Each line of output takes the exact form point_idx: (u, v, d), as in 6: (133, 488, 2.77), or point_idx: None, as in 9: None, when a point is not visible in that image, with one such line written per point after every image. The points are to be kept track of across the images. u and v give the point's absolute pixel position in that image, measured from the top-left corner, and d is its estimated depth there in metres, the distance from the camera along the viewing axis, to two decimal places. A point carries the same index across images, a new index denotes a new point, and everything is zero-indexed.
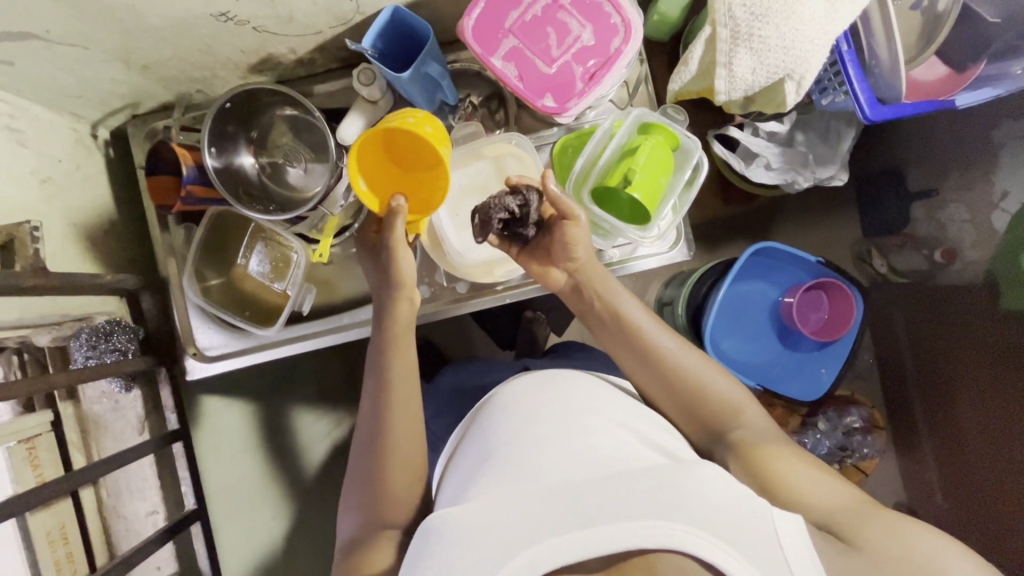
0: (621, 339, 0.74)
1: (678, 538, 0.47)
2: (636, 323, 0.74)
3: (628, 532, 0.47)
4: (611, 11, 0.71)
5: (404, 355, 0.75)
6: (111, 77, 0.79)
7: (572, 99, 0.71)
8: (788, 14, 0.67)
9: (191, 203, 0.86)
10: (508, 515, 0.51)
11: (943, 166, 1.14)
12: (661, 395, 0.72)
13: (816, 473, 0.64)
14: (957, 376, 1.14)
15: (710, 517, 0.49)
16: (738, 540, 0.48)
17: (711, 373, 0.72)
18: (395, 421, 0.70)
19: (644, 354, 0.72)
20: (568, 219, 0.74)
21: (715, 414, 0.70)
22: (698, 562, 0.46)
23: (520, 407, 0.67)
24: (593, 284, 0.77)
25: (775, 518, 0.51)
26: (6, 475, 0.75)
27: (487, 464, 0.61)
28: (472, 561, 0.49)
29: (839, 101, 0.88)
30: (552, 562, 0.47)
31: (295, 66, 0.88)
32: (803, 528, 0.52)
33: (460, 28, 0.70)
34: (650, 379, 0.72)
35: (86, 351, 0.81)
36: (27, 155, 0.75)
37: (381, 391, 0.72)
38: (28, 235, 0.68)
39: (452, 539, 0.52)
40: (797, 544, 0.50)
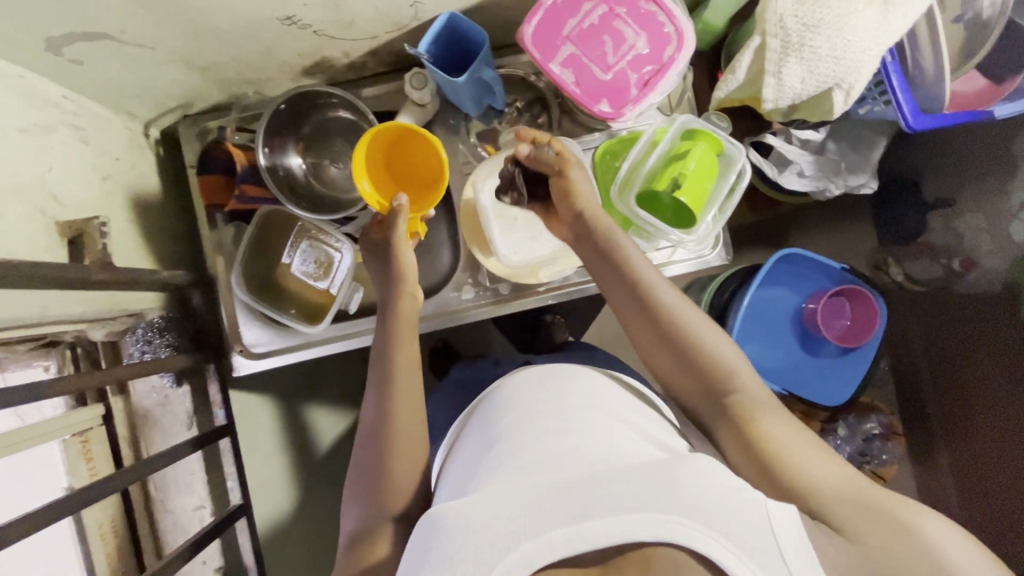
0: (618, 287, 0.72)
1: (673, 531, 0.48)
2: (637, 272, 0.72)
3: (623, 527, 0.48)
4: (665, 20, 0.73)
5: (406, 350, 0.75)
6: (171, 78, 0.80)
7: (627, 105, 0.73)
8: (841, 25, 0.69)
9: (244, 202, 0.89)
10: (507, 508, 0.51)
11: (960, 178, 1.14)
12: (653, 345, 0.70)
13: (808, 447, 0.61)
14: (973, 381, 1.17)
15: (708, 509, 0.49)
16: (732, 531, 0.48)
17: (709, 332, 0.69)
18: (396, 414, 0.71)
19: (640, 304, 0.70)
20: (557, 171, 0.78)
21: (711, 372, 0.67)
22: (694, 556, 0.47)
23: (518, 402, 0.68)
24: (592, 231, 0.75)
25: (769, 510, 0.51)
26: (61, 468, 0.78)
27: (485, 458, 0.62)
28: (466, 553, 0.49)
29: (878, 110, 0.90)
30: (549, 557, 0.47)
31: (345, 69, 0.90)
32: (797, 518, 0.52)
33: (520, 35, 0.72)
34: (645, 331, 0.70)
35: (141, 346, 0.82)
36: (89, 152, 0.77)
37: (381, 382, 0.73)
38: (96, 231, 0.71)
39: (449, 532, 0.51)
40: (789, 531, 0.50)
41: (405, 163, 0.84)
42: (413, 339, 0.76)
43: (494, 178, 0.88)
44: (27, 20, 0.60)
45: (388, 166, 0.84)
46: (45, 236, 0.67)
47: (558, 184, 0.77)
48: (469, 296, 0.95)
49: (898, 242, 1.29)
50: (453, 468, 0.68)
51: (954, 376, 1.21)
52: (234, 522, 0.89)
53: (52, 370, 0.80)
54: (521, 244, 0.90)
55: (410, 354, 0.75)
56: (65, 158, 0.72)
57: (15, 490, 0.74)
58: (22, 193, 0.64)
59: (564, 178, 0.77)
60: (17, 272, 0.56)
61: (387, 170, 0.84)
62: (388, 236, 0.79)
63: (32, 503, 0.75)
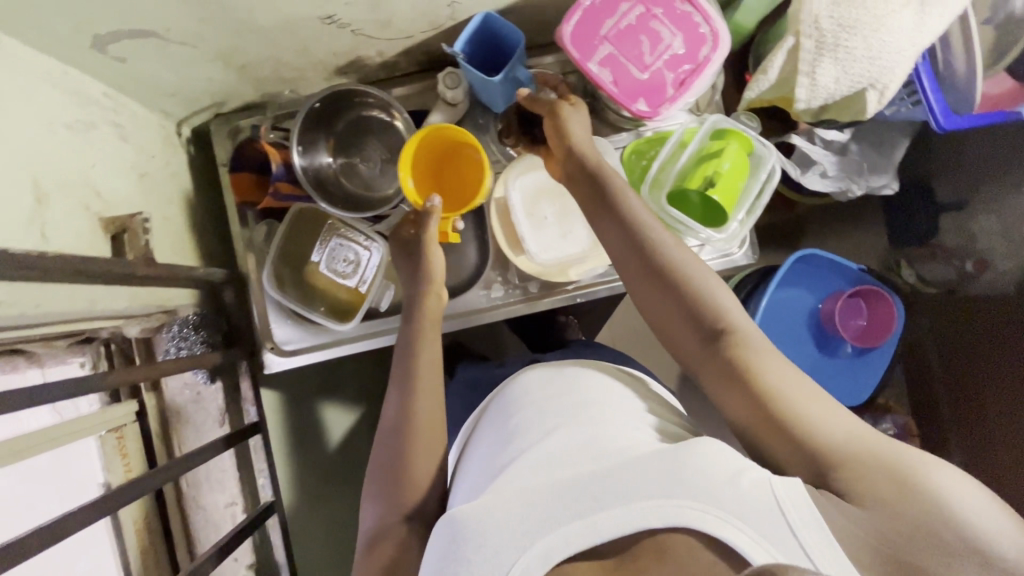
0: (611, 228, 0.71)
1: (684, 515, 0.49)
2: (630, 212, 0.71)
3: (633, 516, 0.50)
4: (700, 21, 0.74)
5: (430, 349, 0.76)
6: (209, 76, 0.81)
7: (664, 104, 0.74)
8: (877, 26, 0.70)
9: (279, 199, 0.90)
10: (520, 505, 0.52)
11: (976, 179, 1.16)
12: (643, 282, 0.69)
13: (809, 389, 0.59)
14: (986, 381, 1.18)
15: (717, 492, 0.50)
16: (743, 513, 0.49)
17: (699, 269, 0.68)
18: (419, 411, 0.71)
19: (632, 244, 0.69)
20: (550, 111, 0.79)
21: (701, 310, 0.65)
22: (706, 541, 0.48)
23: (527, 400, 0.70)
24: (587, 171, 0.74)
25: (774, 482, 0.51)
26: (98, 463, 0.79)
27: (502, 456, 0.64)
28: (486, 550, 0.50)
29: (904, 112, 0.89)
30: (565, 550, 0.49)
31: (377, 69, 0.91)
32: (803, 489, 0.51)
33: (559, 34, 0.73)
34: (637, 272, 0.69)
35: (177, 342, 0.83)
36: (128, 149, 0.77)
37: (403, 381, 0.73)
38: (140, 226, 0.72)
39: (465, 530, 0.52)
40: (799, 502, 0.50)
41: (453, 176, 0.86)
42: (437, 341, 0.77)
43: (526, 177, 0.91)
44: (80, 18, 0.61)
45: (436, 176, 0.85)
46: (90, 231, 0.68)
47: (552, 121, 0.78)
48: (498, 294, 0.95)
49: (909, 243, 1.30)
50: (470, 463, 0.69)
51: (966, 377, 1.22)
52: (267, 519, 0.89)
53: (87, 366, 0.79)
54: (552, 243, 0.91)
55: (433, 351, 0.76)
56: (106, 155, 0.73)
57: (46, 497, 0.72)
58: (69, 189, 0.65)
59: (555, 116, 0.78)
60: (70, 266, 0.56)
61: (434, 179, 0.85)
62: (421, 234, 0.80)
63: (57, 510, 0.72)
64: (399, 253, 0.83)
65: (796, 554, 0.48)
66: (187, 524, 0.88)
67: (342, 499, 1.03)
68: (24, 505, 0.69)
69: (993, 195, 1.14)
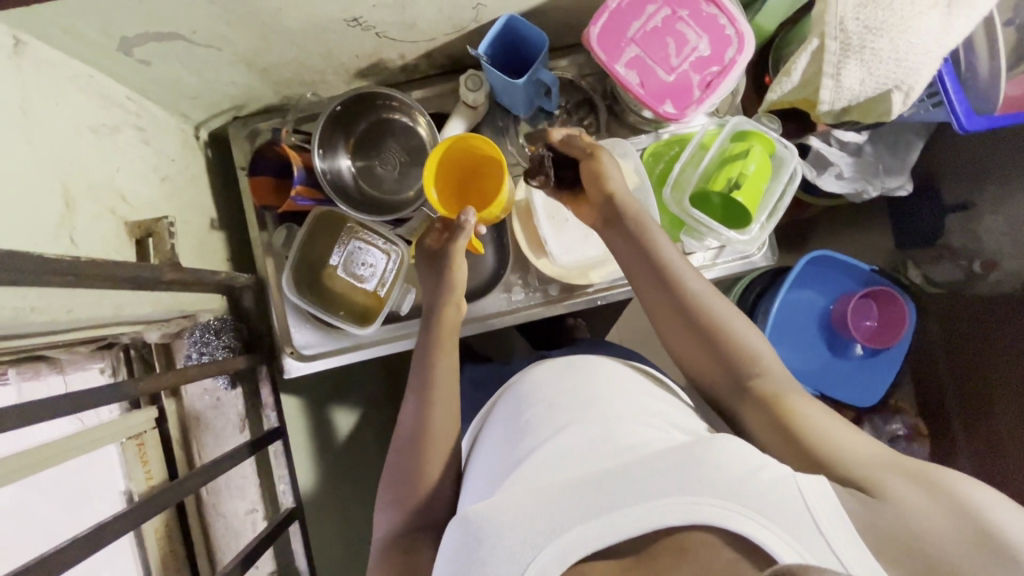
0: (643, 271, 0.73)
1: (705, 513, 0.48)
2: (662, 257, 0.72)
3: (653, 513, 0.49)
4: (726, 23, 0.74)
5: (446, 357, 0.75)
6: (231, 79, 0.80)
7: (690, 106, 0.74)
8: (903, 28, 0.70)
9: (301, 204, 0.87)
10: (537, 502, 0.51)
11: (979, 182, 1.15)
12: (682, 336, 0.71)
13: (842, 425, 0.61)
14: (996, 383, 1.16)
15: (737, 489, 0.50)
16: (765, 509, 0.49)
17: (733, 317, 0.70)
18: (434, 420, 0.71)
19: (665, 288, 0.71)
20: (590, 155, 0.77)
21: (738, 360, 0.67)
22: (726, 537, 0.48)
23: (534, 398, 0.69)
24: (620, 217, 0.75)
25: (799, 480, 0.51)
26: (120, 470, 0.78)
27: (517, 451, 0.63)
28: (505, 547, 0.49)
29: (923, 113, 0.90)
30: (582, 550, 0.48)
31: (398, 71, 0.91)
32: (825, 483, 0.52)
33: (585, 37, 0.73)
34: (670, 315, 0.71)
35: (199, 348, 0.82)
36: (150, 152, 0.76)
37: (419, 383, 0.73)
38: (166, 230, 0.70)
39: (484, 524, 0.51)
40: (820, 494, 0.51)
41: (474, 182, 0.84)
42: (454, 346, 0.77)
43: None
44: (110, 19, 0.60)
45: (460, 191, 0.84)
46: (115, 235, 0.67)
47: (590, 166, 0.77)
48: (519, 297, 0.95)
49: (916, 245, 1.30)
50: (480, 459, 0.69)
51: (976, 379, 1.20)
52: (288, 526, 0.88)
53: (108, 372, 0.78)
54: (572, 245, 0.90)
55: (448, 350, 0.76)
56: (130, 158, 0.72)
57: (51, 517, 0.69)
58: (95, 193, 0.64)
59: (595, 161, 0.77)
60: (101, 271, 0.55)
61: (456, 194, 0.84)
62: (445, 248, 0.79)
63: (66, 532, 0.69)
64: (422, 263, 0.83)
65: (823, 553, 0.48)
66: (209, 532, 0.87)
67: (359, 504, 1.02)
68: (32, 527, 0.67)
69: (998, 195, 1.13)
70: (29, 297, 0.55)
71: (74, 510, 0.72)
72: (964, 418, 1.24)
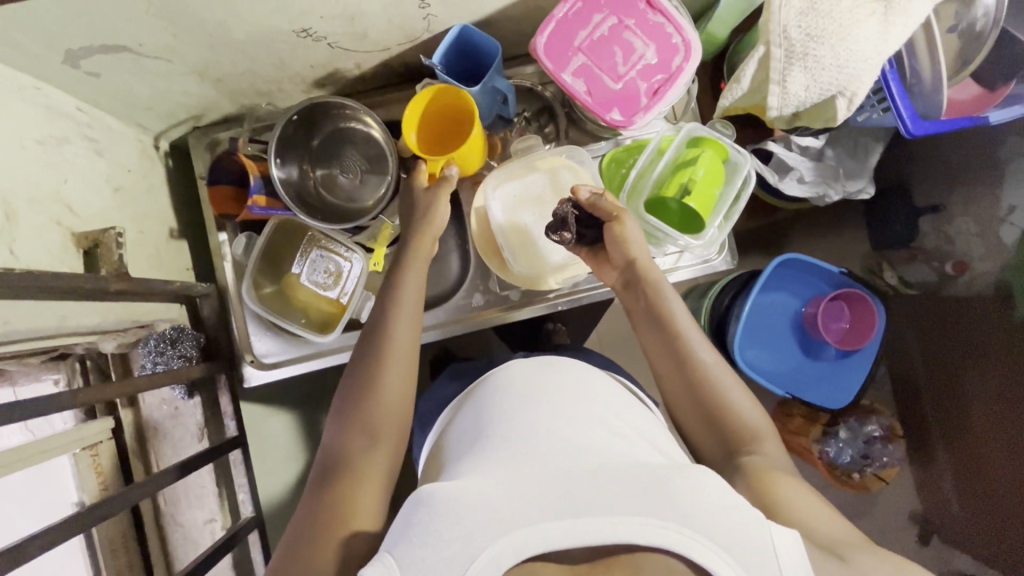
0: (659, 337, 0.77)
1: (669, 538, 0.46)
2: (679, 326, 0.76)
3: (617, 528, 0.46)
4: (673, 31, 0.75)
5: (405, 318, 0.74)
6: (185, 90, 0.81)
7: (638, 112, 0.75)
8: (843, 35, 0.71)
9: (257, 213, 0.87)
10: (499, 495, 0.50)
11: (950, 184, 1.17)
12: (685, 402, 0.74)
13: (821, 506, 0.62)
14: (969, 384, 1.16)
15: (707, 520, 0.47)
16: (734, 546, 0.46)
17: (737, 391, 0.73)
18: (384, 386, 0.69)
19: (678, 356, 0.75)
20: (613, 219, 0.79)
21: (733, 433, 0.71)
22: (689, 564, 0.45)
23: (495, 408, 0.67)
24: (642, 282, 0.79)
25: (774, 532, 0.48)
26: (73, 481, 0.78)
27: (480, 450, 0.61)
28: (458, 538, 0.47)
29: (876, 117, 0.91)
30: (540, 547, 0.46)
31: (356, 80, 0.92)
32: (802, 546, 0.49)
33: (533, 46, 0.74)
34: (677, 381, 0.75)
35: (154, 357, 0.80)
36: (102, 164, 0.77)
37: (367, 370, 0.70)
38: (113, 241, 0.71)
39: (444, 511, 0.49)
40: (795, 556, 0.47)
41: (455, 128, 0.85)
42: (408, 331, 0.73)
43: (505, 186, 0.89)
44: (48, 34, 0.60)
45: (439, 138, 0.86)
46: (61, 246, 0.67)
47: (612, 230, 0.79)
48: (479, 302, 0.95)
49: (892, 247, 1.30)
50: (444, 458, 0.68)
51: (951, 381, 1.21)
52: (246, 536, 0.87)
53: (63, 383, 0.79)
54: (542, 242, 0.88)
55: (407, 340, 0.73)
56: (80, 170, 0.72)
57: None
58: (39, 204, 0.64)
59: (618, 225, 0.79)
60: (35, 284, 0.55)
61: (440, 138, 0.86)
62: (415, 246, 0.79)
63: (30, 528, 0.74)
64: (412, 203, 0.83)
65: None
66: (166, 544, 0.88)
67: None
68: None
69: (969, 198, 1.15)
70: None
71: (40, 508, 0.75)
72: (942, 418, 1.25)
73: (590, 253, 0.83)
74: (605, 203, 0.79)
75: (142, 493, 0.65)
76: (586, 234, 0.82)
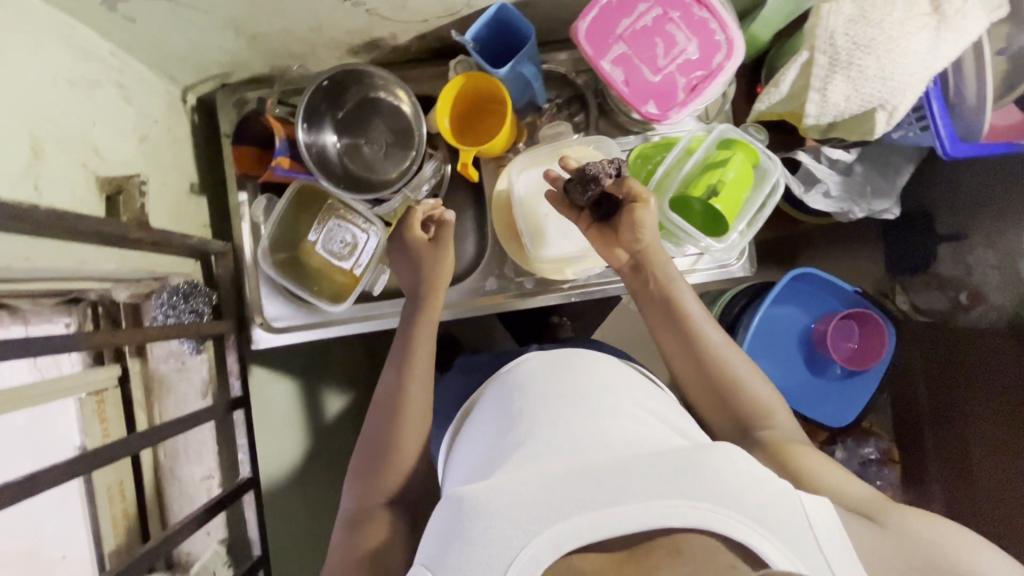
0: (670, 322, 0.78)
1: (704, 518, 0.48)
2: (688, 311, 0.78)
3: (650, 514, 0.48)
4: (717, 28, 0.74)
5: (418, 387, 0.78)
6: (218, 44, 0.80)
7: (673, 108, 0.74)
8: (891, 46, 0.70)
9: (280, 175, 0.86)
10: (525, 490, 0.51)
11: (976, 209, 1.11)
12: (695, 384, 0.76)
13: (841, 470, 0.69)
14: (974, 415, 1.16)
15: (738, 497, 0.50)
16: (764, 519, 0.49)
17: (748, 369, 0.76)
18: (398, 449, 0.74)
19: (688, 341, 0.77)
20: (636, 202, 0.77)
21: (749, 415, 0.74)
22: (728, 543, 0.47)
23: (514, 398, 0.69)
24: (652, 264, 0.80)
25: (806, 502, 0.52)
26: (76, 425, 0.79)
27: (508, 435, 0.63)
28: (498, 534, 0.48)
29: (912, 136, 0.88)
30: (576, 540, 0.48)
31: (390, 51, 0.91)
32: (832, 512, 0.53)
33: (574, 30, 0.73)
34: (691, 366, 0.77)
35: (165, 310, 0.80)
36: (130, 111, 0.76)
37: (384, 433, 0.75)
38: (136, 189, 0.71)
39: (480, 513, 0.50)
40: (828, 522, 0.52)
41: (484, 104, 0.88)
42: (422, 410, 0.77)
43: (530, 171, 0.88)
44: None
45: (466, 124, 0.88)
46: (85, 189, 0.67)
47: (633, 213, 0.77)
48: (493, 286, 0.95)
49: (908, 272, 1.28)
50: (466, 443, 0.70)
51: (952, 410, 1.20)
52: (242, 495, 0.86)
53: (73, 327, 0.79)
54: (561, 232, 0.88)
55: (419, 406, 0.77)
56: (108, 114, 0.72)
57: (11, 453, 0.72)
58: (67, 143, 0.64)
59: (638, 209, 0.77)
60: (59, 222, 0.55)
61: (468, 114, 0.88)
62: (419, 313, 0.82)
63: (26, 468, 0.73)
64: (423, 266, 0.84)
65: (819, 567, 0.49)
66: (164, 497, 0.89)
67: (319, 481, 1.03)
68: None
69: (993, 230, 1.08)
70: None
71: (39, 448, 0.75)
72: (940, 447, 1.24)
73: (599, 233, 0.81)
74: (634, 185, 0.77)
75: (144, 442, 0.64)
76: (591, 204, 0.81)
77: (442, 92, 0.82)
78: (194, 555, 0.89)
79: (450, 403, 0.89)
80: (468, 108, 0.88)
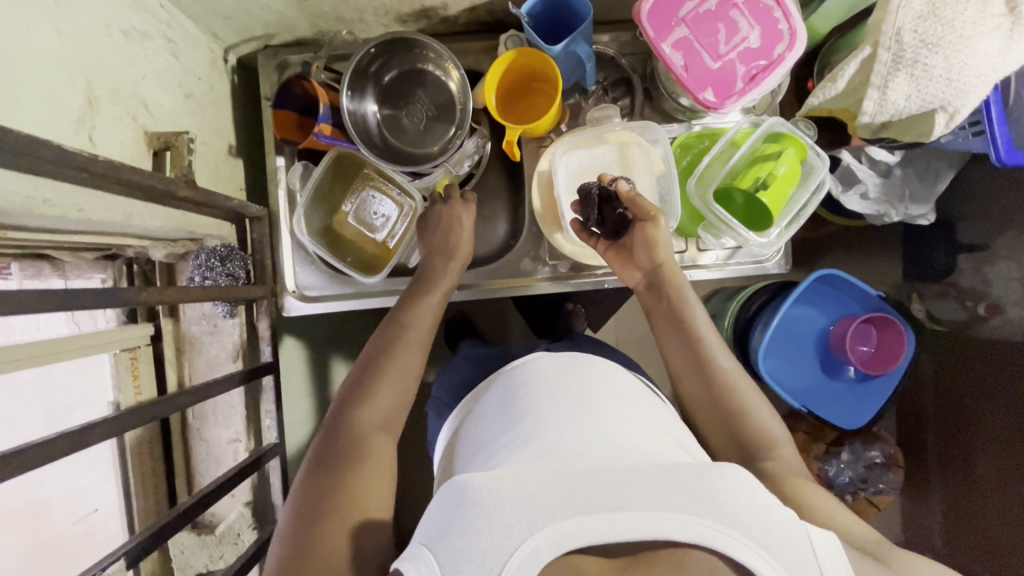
0: (683, 342, 0.78)
1: (705, 536, 0.44)
2: (700, 333, 0.78)
3: (647, 524, 0.44)
4: (780, 17, 0.72)
5: (401, 368, 0.74)
6: (267, 5, 0.78)
7: (731, 97, 0.72)
8: (960, 47, 0.68)
9: (322, 141, 0.84)
10: (537, 485, 0.47)
11: (1002, 222, 1.07)
12: (705, 407, 0.75)
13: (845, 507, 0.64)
14: (984, 428, 1.15)
15: (743, 519, 0.45)
16: (768, 541, 0.45)
17: (756, 399, 0.75)
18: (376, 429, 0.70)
19: (698, 363, 0.76)
20: (648, 219, 0.79)
21: (756, 443, 0.72)
22: (729, 562, 0.43)
23: (541, 385, 0.68)
24: (668, 284, 0.80)
25: (810, 531, 0.47)
26: (111, 380, 0.82)
27: (538, 420, 0.62)
28: (508, 522, 0.44)
29: (960, 141, 0.87)
30: (580, 541, 0.43)
31: (439, 22, 0.89)
32: (839, 548, 0.48)
33: (637, 10, 0.72)
34: (700, 387, 0.76)
35: (203, 271, 0.80)
36: (177, 67, 0.75)
37: (359, 398, 0.71)
38: (185, 145, 0.69)
39: (491, 501, 0.46)
40: (835, 558, 0.46)
41: (529, 79, 0.86)
42: (399, 385, 0.74)
43: (575, 153, 0.87)
44: None
45: (510, 99, 0.87)
46: (134, 142, 0.66)
47: (647, 232, 0.80)
48: (529, 269, 0.94)
49: (928, 278, 1.27)
50: (478, 425, 0.69)
51: (963, 421, 1.20)
52: (268, 461, 0.85)
53: (109, 283, 0.80)
54: None
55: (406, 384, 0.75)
56: (157, 70, 0.70)
57: None
58: (118, 96, 0.63)
59: (653, 226, 0.79)
60: (116, 175, 0.54)
61: (513, 89, 0.87)
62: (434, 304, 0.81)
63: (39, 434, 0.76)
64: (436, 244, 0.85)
65: None
66: (191, 457, 0.90)
67: None
68: None
69: (1017, 241, 1.05)
70: (43, 188, 0.53)
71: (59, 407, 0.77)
72: (945, 455, 1.25)
73: (616, 252, 0.83)
74: (644, 202, 0.79)
75: (185, 402, 0.63)
76: (604, 230, 0.83)
77: (492, 66, 0.80)
78: (219, 516, 0.90)
79: (456, 384, 0.87)
80: (514, 82, 0.86)
